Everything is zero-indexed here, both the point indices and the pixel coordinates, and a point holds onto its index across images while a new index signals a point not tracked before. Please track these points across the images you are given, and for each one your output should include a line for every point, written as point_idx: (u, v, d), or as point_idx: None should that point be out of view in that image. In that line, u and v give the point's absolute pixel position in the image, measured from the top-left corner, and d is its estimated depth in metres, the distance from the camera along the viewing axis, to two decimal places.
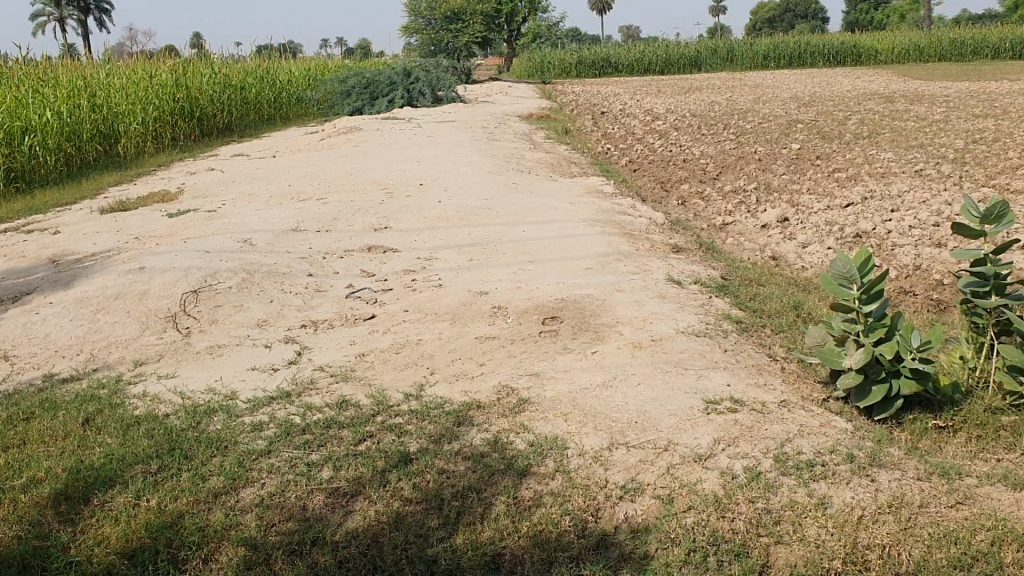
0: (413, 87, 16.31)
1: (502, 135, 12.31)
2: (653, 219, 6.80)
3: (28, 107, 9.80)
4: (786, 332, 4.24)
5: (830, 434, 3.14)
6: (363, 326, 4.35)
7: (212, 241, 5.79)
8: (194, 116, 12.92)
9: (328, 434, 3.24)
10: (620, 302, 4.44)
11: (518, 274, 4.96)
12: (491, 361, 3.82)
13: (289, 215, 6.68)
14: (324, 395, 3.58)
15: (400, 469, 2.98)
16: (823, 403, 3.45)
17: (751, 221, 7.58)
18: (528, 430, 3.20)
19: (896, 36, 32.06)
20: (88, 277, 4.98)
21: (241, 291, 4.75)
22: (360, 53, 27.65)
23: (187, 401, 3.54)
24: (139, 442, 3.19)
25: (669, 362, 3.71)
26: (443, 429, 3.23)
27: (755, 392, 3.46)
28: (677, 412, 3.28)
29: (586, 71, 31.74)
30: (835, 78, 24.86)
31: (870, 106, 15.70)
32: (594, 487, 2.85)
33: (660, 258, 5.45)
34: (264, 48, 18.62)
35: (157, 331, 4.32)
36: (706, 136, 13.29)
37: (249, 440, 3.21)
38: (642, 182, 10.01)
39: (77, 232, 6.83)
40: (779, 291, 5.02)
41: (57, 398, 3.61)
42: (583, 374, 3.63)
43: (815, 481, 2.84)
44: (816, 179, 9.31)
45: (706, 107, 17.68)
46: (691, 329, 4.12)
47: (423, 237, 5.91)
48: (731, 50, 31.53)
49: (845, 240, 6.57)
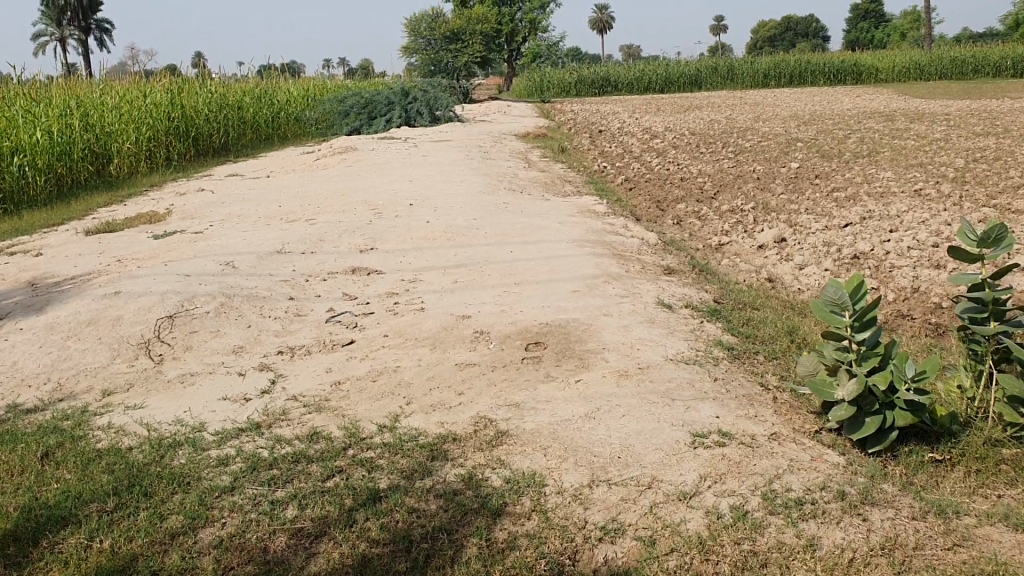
0: (410, 107, 16.33)
1: (497, 154, 12.21)
2: (646, 239, 6.68)
3: (17, 126, 9.70)
4: (780, 359, 4.10)
5: (821, 470, 2.99)
6: (341, 353, 4.21)
7: (193, 264, 5.66)
8: (189, 136, 12.82)
9: (295, 469, 3.10)
10: (607, 326, 4.30)
11: (503, 297, 4.82)
12: (470, 390, 3.68)
13: (275, 236, 6.55)
14: (295, 427, 3.44)
15: (368, 508, 2.83)
16: (815, 435, 3.30)
17: (748, 241, 7.45)
18: (504, 465, 3.06)
19: (896, 54, 32.12)
20: (62, 301, 4.85)
21: (218, 316, 4.61)
22: (360, 73, 27.68)
23: (152, 433, 3.40)
24: (98, 478, 3.04)
25: (655, 392, 3.56)
26: (416, 464, 3.09)
27: (744, 424, 3.31)
28: (662, 446, 3.14)
29: (585, 89, 31.57)
30: (835, 97, 24.82)
31: (870, 125, 15.63)
32: (571, 528, 2.71)
33: (651, 280, 5.32)
34: (265, 68, 18.45)
35: (129, 359, 4.18)
36: (704, 155, 13.19)
37: (213, 475, 3.07)
38: (638, 201, 9.89)
39: (59, 254, 6.70)
40: (772, 315, 4.88)
41: (18, 430, 3.46)
42: (565, 405, 3.49)
43: (805, 521, 2.69)
44: (815, 199, 9.19)
45: (705, 125, 17.59)
46: (680, 356, 3.98)
47: (409, 259, 5.78)
48: (731, 69, 31.51)
49: (842, 262, 6.44)
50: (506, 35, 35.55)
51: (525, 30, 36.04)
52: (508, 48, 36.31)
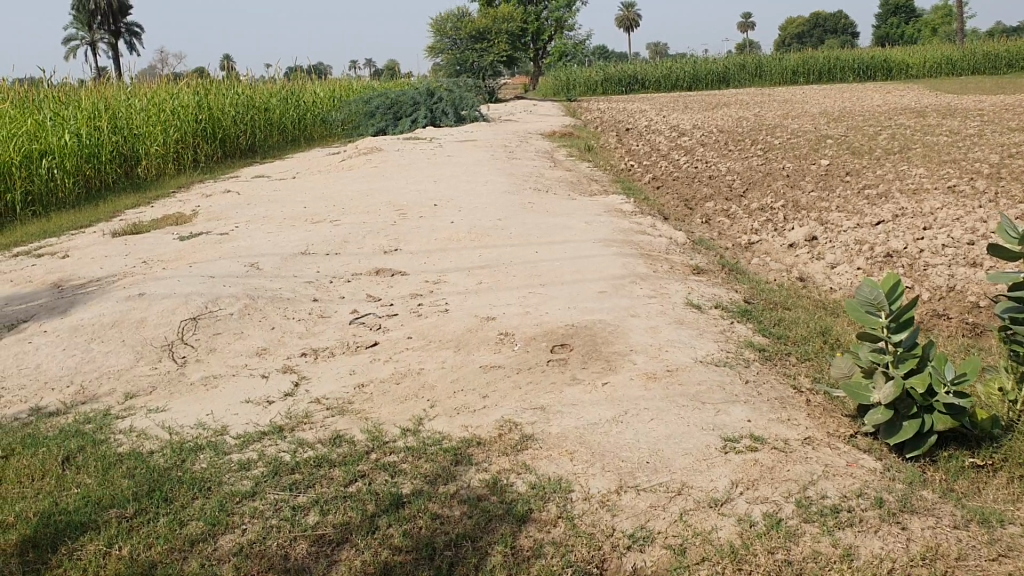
0: (436, 107, 16.31)
1: (523, 154, 12.15)
2: (674, 239, 6.58)
3: (47, 129, 9.76)
4: (812, 361, 4.00)
5: (858, 476, 2.89)
6: (365, 355, 4.16)
7: (217, 266, 5.64)
8: (216, 138, 12.86)
9: (318, 474, 3.04)
10: (635, 328, 4.22)
11: (528, 298, 4.76)
12: (495, 393, 3.61)
13: (300, 237, 6.52)
14: (318, 430, 3.39)
15: (390, 514, 2.77)
16: (849, 439, 3.20)
17: (778, 240, 7.32)
18: (529, 470, 2.99)
19: (927, 49, 31.72)
20: (86, 303, 4.84)
21: (241, 318, 4.57)
22: (387, 73, 27.70)
23: (174, 437, 3.36)
24: (118, 483, 3.01)
25: (684, 395, 3.48)
26: (439, 469, 3.03)
27: (777, 428, 3.22)
28: (692, 451, 3.05)
29: (612, 88, 31.61)
30: (865, 93, 24.51)
31: (901, 121, 15.39)
32: (599, 536, 2.63)
33: (679, 279, 5.23)
34: (292, 71, 18.42)
35: (152, 361, 4.15)
36: (733, 152, 13.04)
37: (234, 480, 3.02)
38: (666, 199, 9.79)
39: (86, 256, 6.70)
40: (804, 315, 4.78)
41: (40, 434, 3.44)
42: (592, 408, 3.41)
43: (841, 530, 2.59)
44: (846, 196, 9.03)
45: (733, 122, 17.43)
46: (710, 357, 3.89)
47: (434, 260, 5.72)
48: (759, 66, 31.20)
49: (874, 260, 6.31)
50: (533, 33, 35.52)
51: (551, 28, 36.01)
52: (534, 47, 36.24)
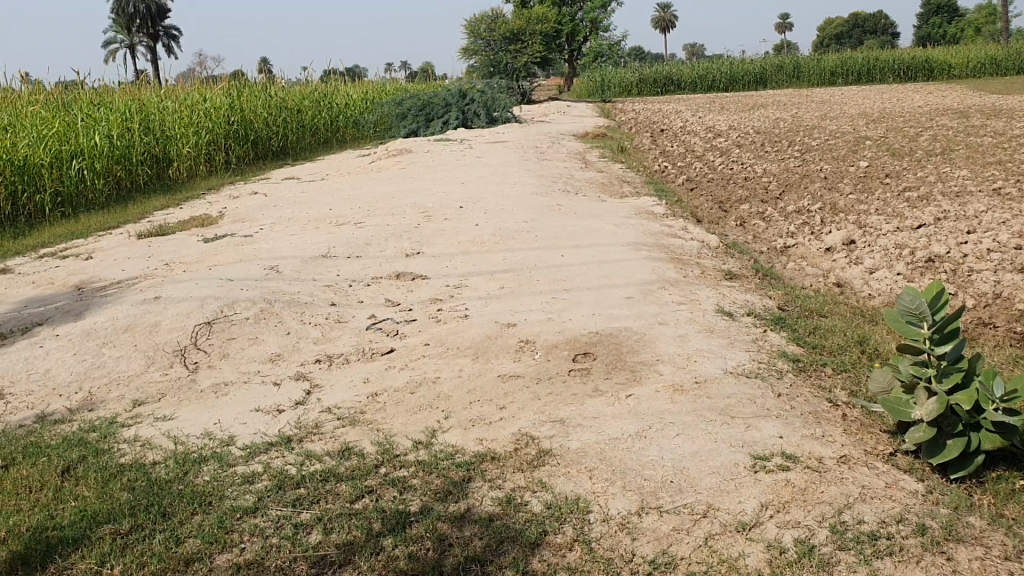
0: (468, 108, 16.12)
1: (554, 155, 11.97)
2: (706, 242, 6.36)
3: (78, 131, 9.74)
4: (849, 372, 3.79)
5: (898, 499, 2.69)
6: (381, 361, 4.01)
7: (236, 269, 5.53)
8: (249, 140, 12.83)
9: (323, 488, 2.89)
10: (662, 336, 4.04)
11: (551, 304, 4.58)
12: (513, 405, 3.44)
13: (323, 240, 6.41)
14: (327, 442, 3.25)
15: (397, 535, 2.61)
16: (889, 457, 3.00)
17: (814, 244, 7.08)
18: (546, 488, 2.82)
19: (970, 49, 31.16)
20: (101, 307, 4.74)
21: (258, 322, 4.46)
22: (421, 75, 27.59)
23: (179, 447, 3.24)
24: (117, 496, 2.89)
25: (713, 409, 3.29)
26: (451, 486, 2.87)
27: (811, 446, 3.02)
28: (719, 470, 2.87)
29: (647, 89, 31.25)
30: (906, 94, 24.00)
31: (943, 122, 14.99)
32: (617, 561, 2.45)
33: (710, 285, 5.02)
34: (326, 73, 18.37)
35: (163, 366, 4.05)
36: (769, 154, 12.77)
37: (237, 494, 2.89)
38: (700, 201, 9.55)
39: (110, 258, 6.63)
40: (840, 323, 4.56)
41: (44, 442, 3.33)
42: (614, 423, 3.23)
43: (879, 559, 2.40)
44: (885, 199, 8.75)
45: (770, 124, 17.11)
46: (741, 369, 3.69)
47: (456, 264, 5.57)
48: (797, 67, 30.74)
49: (916, 265, 6.05)
50: (567, 34, 35.31)
51: (585, 29, 35.81)
52: (568, 48, 36.11)
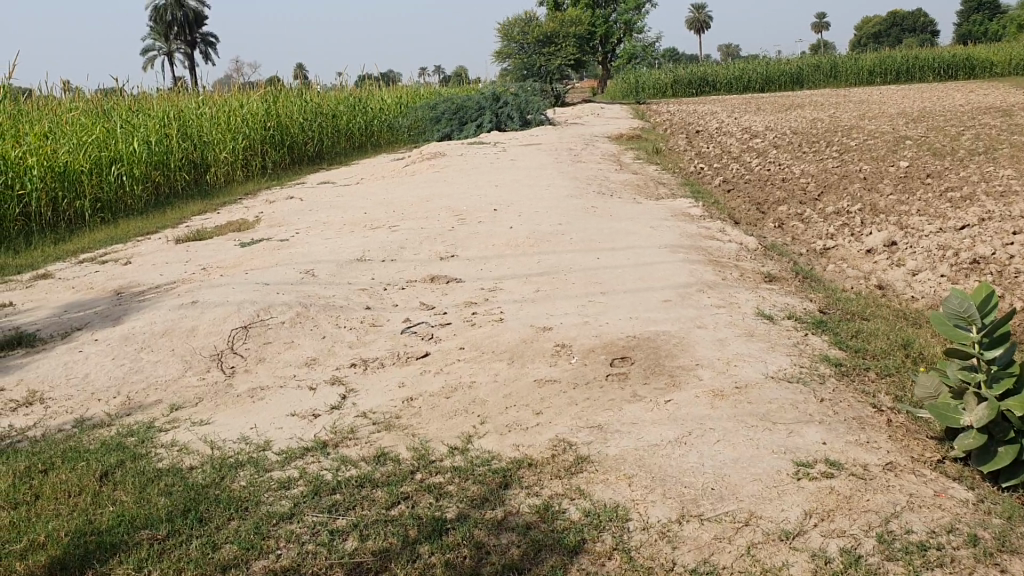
0: (502, 111, 16.11)
1: (588, 157, 11.92)
2: (745, 244, 6.28)
3: (117, 138, 9.85)
4: (893, 377, 3.70)
5: (947, 508, 2.61)
6: (416, 366, 3.99)
7: (272, 273, 5.54)
8: (285, 145, 12.92)
9: (359, 495, 2.87)
10: (701, 340, 3.97)
11: (587, 308, 4.54)
12: (549, 410, 3.40)
13: (358, 243, 6.42)
14: (362, 447, 3.23)
15: (433, 542, 2.58)
16: (936, 464, 2.91)
17: (855, 246, 6.96)
18: (584, 496, 2.78)
19: (1012, 47, 30.64)
20: (139, 312, 4.78)
21: (293, 326, 4.46)
22: (455, 79, 27.63)
23: (216, 452, 3.24)
24: (154, 501, 2.89)
25: (753, 414, 3.22)
26: (487, 492, 2.84)
27: (855, 453, 2.94)
28: (761, 477, 2.80)
29: (682, 90, 31.02)
30: (946, 92, 23.63)
31: (986, 121, 14.73)
32: (658, 571, 2.40)
33: (749, 288, 4.95)
34: (361, 77, 18.44)
35: (200, 371, 4.06)
36: (807, 155, 12.61)
37: (273, 500, 2.88)
38: (737, 202, 9.45)
39: (148, 263, 6.69)
40: (883, 326, 4.46)
41: (83, 446, 3.35)
42: (653, 429, 3.17)
43: (929, 570, 2.32)
44: (927, 200, 8.59)
45: (808, 124, 16.92)
46: (782, 373, 3.62)
47: (491, 266, 5.55)
48: (835, 66, 30.42)
49: (960, 267, 5.92)
50: (601, 36, 35.20)
51: (619, 31, 35.71)
52: (602, 50, 36.02)
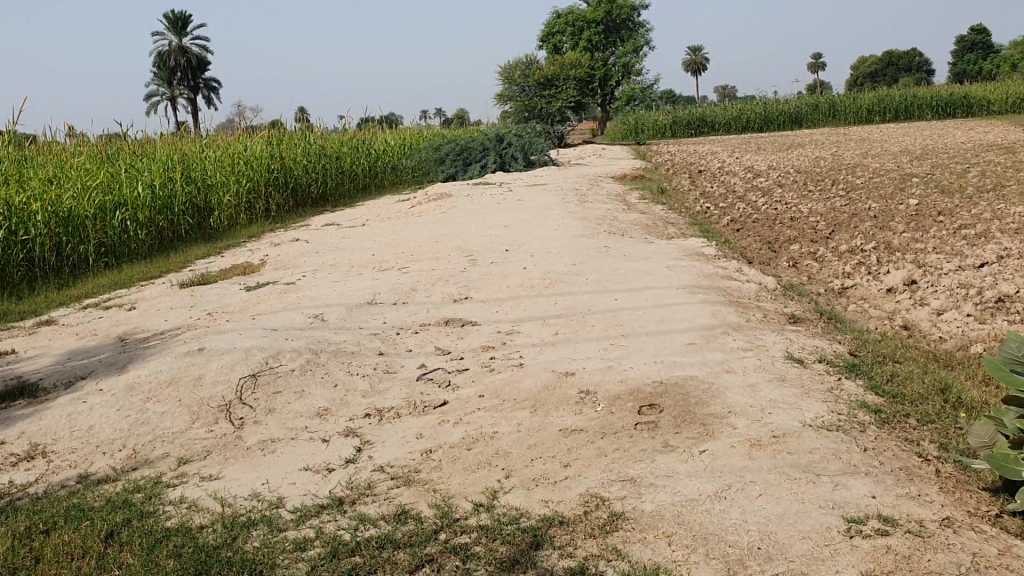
0: (506, 152, 16.08)
1: (594, 197, 11.82)
2: (763, 284, 6.14)
3: (121, 182, 9.76)
4: (935, 423, 3.53)
5: (1016, 569, 2.43)
6: (433, 415, 3.82)
7: (281, 318, 5.39)
8: (289, 187, 12.84)
9: (380, 557, 2.69)
10: (731, 386, 3.81)
11: (610, 351, 4.38)
12: (577, 463, 3.23)
13: (368, 286, 6.28)
14: (381, 504, 3.05)
15: None
16: (996, 520, 2.73)
17: (874, 285, 6.82)
18: (622, 556, 2.60)
19: (1008, 84, 30.79)
20: (145, 360, 4.61)
21: (304, 374, 4.30)
22: (456, 121, 27.69)
23: (226, 510, 3.06)
24: (163, 565, 2.71)
25: (795, 465, 3.05)
26: (518, 553, 2.66)
27: (908, 507, 2.77)
28: (810, 535, 2.63)
29: (681, 130, 31.07)
30: (946, 130, 23.64)
31: (990, 158, 14.68)
32: None
33: (774, 330, 4.79)
34: (363, 120, 18.45)
35: (208, 422, 3.89)
36: (814, 193, 12.53)
37: (289, 563, 2.70)
38: (747, 241, 9.33)
39: (152, 308, 6.54)
40: (917, 369, 4.29)
41: (85, 505, 3.17)
42: (690, 483, 3.00)
43: None
44: (941, 237, 8.47)
45: (811, 163, 16.87)
46: (820, 421, 3.44)
47: (506, 309, 5.41)
48: (833, 105, 30.50)
49: (985, 305, 5.77)
50: (600, 79, 35.43)
51: (617, 73, 35.91)
52: (601, 92, 36.22)
